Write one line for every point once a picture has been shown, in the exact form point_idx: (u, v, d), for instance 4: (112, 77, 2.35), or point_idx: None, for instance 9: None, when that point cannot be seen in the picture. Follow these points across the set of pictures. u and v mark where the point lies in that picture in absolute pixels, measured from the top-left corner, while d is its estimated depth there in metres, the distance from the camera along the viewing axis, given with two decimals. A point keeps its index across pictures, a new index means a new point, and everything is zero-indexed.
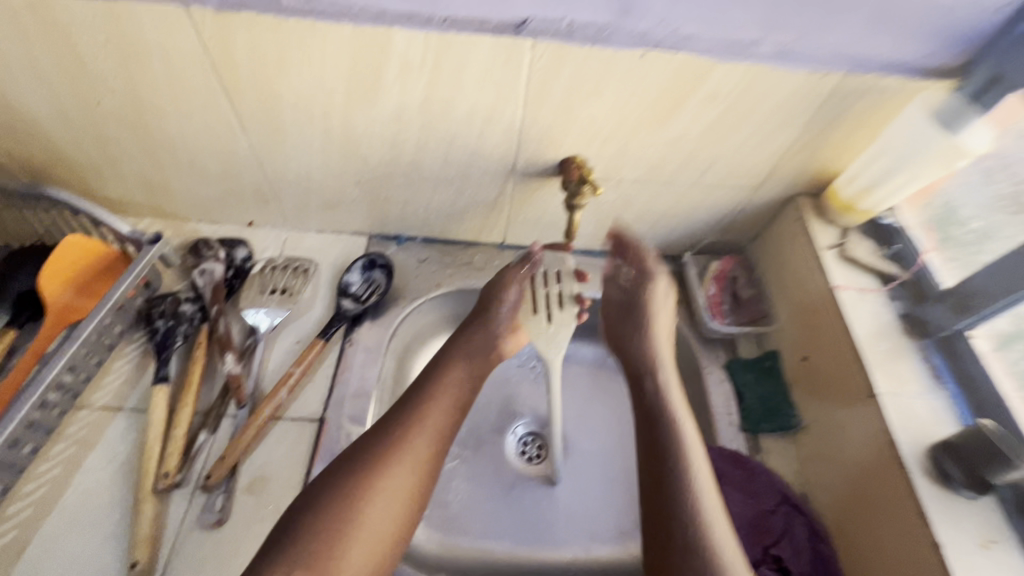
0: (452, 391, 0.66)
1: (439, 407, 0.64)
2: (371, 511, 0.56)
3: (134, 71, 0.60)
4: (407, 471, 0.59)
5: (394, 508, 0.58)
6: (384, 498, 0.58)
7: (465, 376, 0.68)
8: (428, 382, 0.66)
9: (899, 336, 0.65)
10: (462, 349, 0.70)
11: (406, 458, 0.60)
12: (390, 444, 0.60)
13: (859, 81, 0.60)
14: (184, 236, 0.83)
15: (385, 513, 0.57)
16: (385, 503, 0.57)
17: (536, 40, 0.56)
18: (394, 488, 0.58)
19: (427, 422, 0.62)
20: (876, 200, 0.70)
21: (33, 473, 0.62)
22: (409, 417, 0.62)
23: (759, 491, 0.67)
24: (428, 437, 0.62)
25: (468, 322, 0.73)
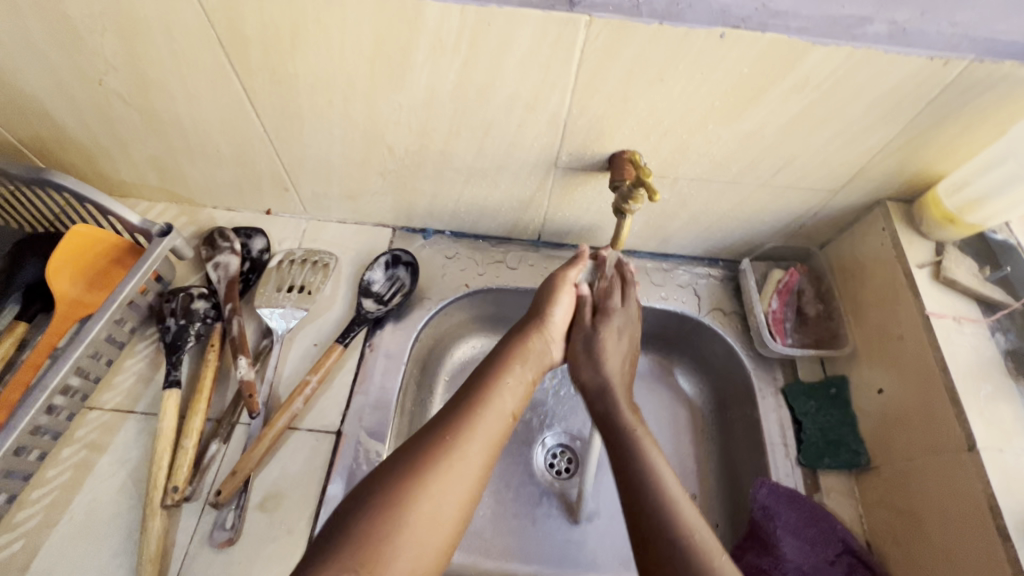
0: (512, 393, 0.57)
1: (498, 408, 0.55)
2: (419, 516, 0.46)
3: (134, 45, 0.53)
4: (463, 476, 0.49)
5: (450, 515, 0.48)
6: (435, 506, 0.47)
7: (524, 378, 0.60)
8: (485, 381, 0.57)
9: (1003, 378, 0.56)
10: (522, 348, 0.62)
11: (465, 460, 0.50)
12: (444, 444, 0.50)
13: (990, 69, 0.49)
14: (199, 224, 0.77)
15: (432, 528, 0.46)
16: (436, 510, 0.47)
17: (593, 15, 0.47)
18: (453, 487, 0.48)
19: (485, 424, 0.53)
20: (988, 213, 0.59)
21: (43, 477, 0.59)
22: (466, 417, 0.53)
23: (819, 538, 0.60)
24: (486, 444, 0.52)
25: (525, 323, 0.65)
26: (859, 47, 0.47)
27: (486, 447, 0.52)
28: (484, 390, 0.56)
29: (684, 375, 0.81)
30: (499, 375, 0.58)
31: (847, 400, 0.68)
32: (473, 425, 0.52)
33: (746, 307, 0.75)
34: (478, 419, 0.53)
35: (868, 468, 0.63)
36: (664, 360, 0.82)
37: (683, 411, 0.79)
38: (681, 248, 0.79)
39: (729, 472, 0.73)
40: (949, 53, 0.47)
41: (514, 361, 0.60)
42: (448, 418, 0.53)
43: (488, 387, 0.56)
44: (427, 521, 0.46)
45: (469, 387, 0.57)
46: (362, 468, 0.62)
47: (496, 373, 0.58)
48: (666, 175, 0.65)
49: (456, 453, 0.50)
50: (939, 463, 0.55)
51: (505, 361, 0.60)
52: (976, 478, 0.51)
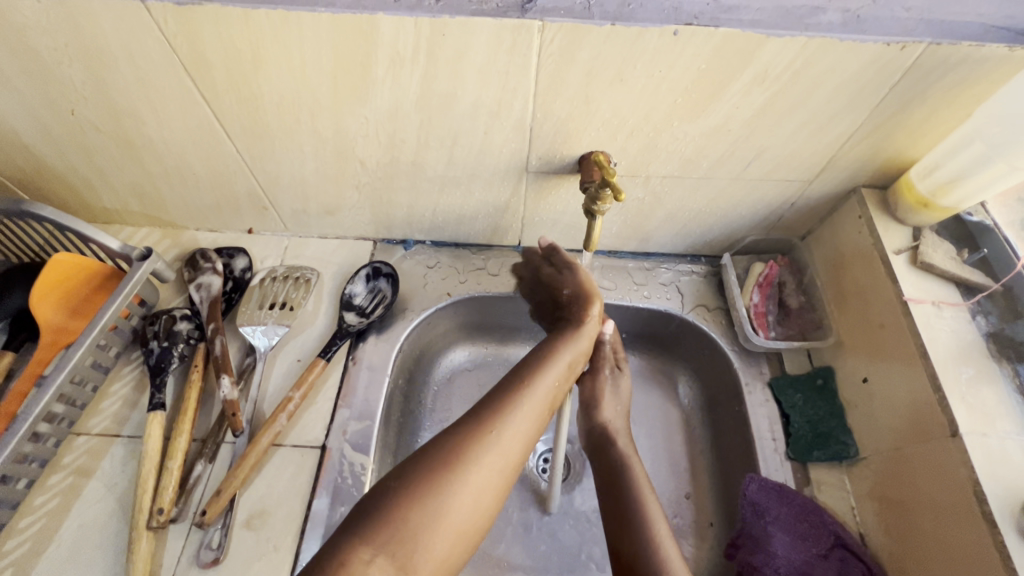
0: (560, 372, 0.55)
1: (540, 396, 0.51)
2: (472, 481, 0.44)
3: (102, 73, 0.54)
4: (510, 447, 0.47)
5: (490, 494, 0.45)
6: (482, 474, 0.45)
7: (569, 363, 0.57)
8: (535, 361, 0.55)
9: (985, 361, 0.55)
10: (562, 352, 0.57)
11: (516, 430, 0.47)
12: (496, 415, 0.48)
13: (948, 51, 0.48)
14: (183, 246, 0.78)
15: (477, 497, 0.44)
16: (486, 478, 0.45)
17: (546, 20, 0.47)
18: (491, 475, 0.45)
19: (536, 397, 0.51)
20: (961, 196, 0.59)
21: (32, 504, 0.59)
22: (516, 390, 0.51)
23: (809, 532, 0.60)
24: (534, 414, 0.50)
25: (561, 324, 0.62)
26: (813, 37, 0.47)
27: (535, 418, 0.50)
28: (535, 368, 0.54)
29: (673, 373, 0.81)
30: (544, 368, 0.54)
31: (834, 391, 0.68)
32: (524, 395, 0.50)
33: (729, 302, 0.75)
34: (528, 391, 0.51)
35: (858, 459, 0.63)
36: (652, 359, 0.82)
37: (673, 410, 0.79)
38: (661, 246, 0.79)
39: (721, 469, 0.72)
40: (904, 37, 0.47)
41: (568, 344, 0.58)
42: (500, 392, 0.50)
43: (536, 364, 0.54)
44: (476, 488, 0.44)
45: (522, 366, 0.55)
46: (347, 481, 0.62)
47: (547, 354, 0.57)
48: (637, 175, 0.65)
49: (506, 426, 0.47)
50: (927, 449, 0.54)
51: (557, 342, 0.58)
52: (961, 465, 0.50)
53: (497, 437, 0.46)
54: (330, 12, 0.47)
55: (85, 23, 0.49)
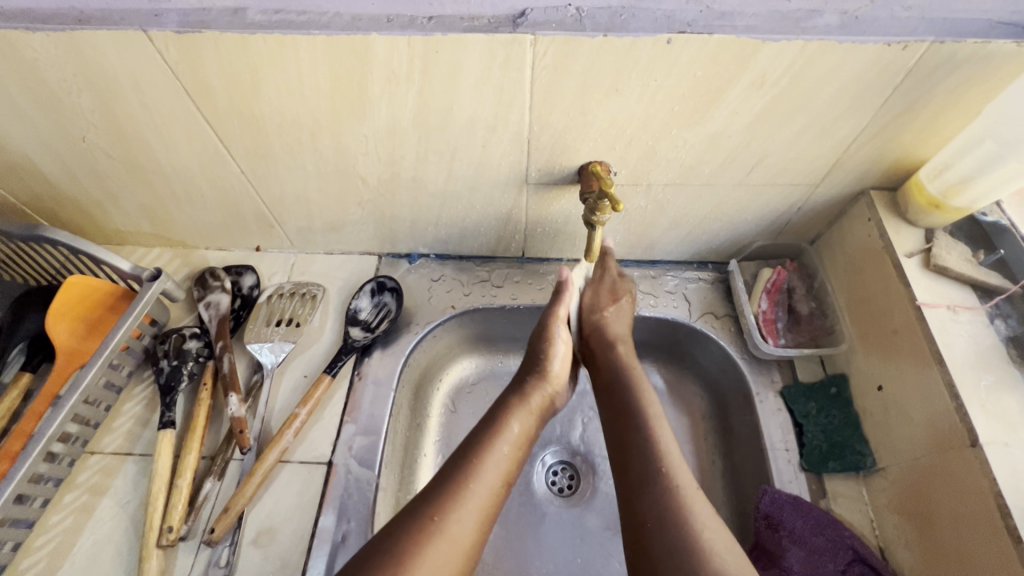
0: (524, 421, 0.58)
1: (497, 453, 0.53)
2: (440, 548, 0.46)
3: (110, 102, 0.56)
4: (476, 508, 0.49)
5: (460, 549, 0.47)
6: (447, 538, 0.46)
7: (529, 410, 0.59)
8: (493, 414, 0.58)
9: (1006, 367, 0.53)
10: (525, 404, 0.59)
11: (478, 490, 0.50)
12: (460, 479, 0.50)
13: (953, 49, 0.47)
14: (193, 266, 0.80)
15: (447, 566, 0.45)
16: (452, 543, 0.46)
17: (537, 34, 0.47)
18: (456, 533, 0.47)
19: (499, 456, 0.53)
20: (974, 195, 0.57)
21: (47, 522, 0.61)
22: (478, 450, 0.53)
23: (827, 547, 0.57)
24: (497, 472, 0.52)
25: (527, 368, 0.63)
26: (811, 40, 0.47)
27: (500, 476, 0.52)
28: (498, 422, 0.57)
29: (682, 382, 0.79)
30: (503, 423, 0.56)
31: (848, 399, 0.66)
32: (486, 453, 0.53)
33: (737, 310, 0.74)
34: (489, 450, 0.53)
35: (875, 470, 0.61)
36: (661, 368, 0.81)
37: (683, 420, 0.77)
38: (667, 253, 0.78)
39: (734, 482, 0.70)
40: (906, 37, 0.46)
41: (533, 389, 0.61)
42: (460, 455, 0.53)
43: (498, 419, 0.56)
44: (443, 555, 0.45)
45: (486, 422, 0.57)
46: (353, 498, 0.62)
47: (509, 403, 0.59)
48: (638, 184, 0.64)
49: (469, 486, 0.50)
50: (945, 460, 0.52)
51: (521, 393, 0.60)
52: (982, 476, 0.48)
53: (462, 501, 0.49)
54: (324, 34, 0.48)
55: (90, 53, 0.51)
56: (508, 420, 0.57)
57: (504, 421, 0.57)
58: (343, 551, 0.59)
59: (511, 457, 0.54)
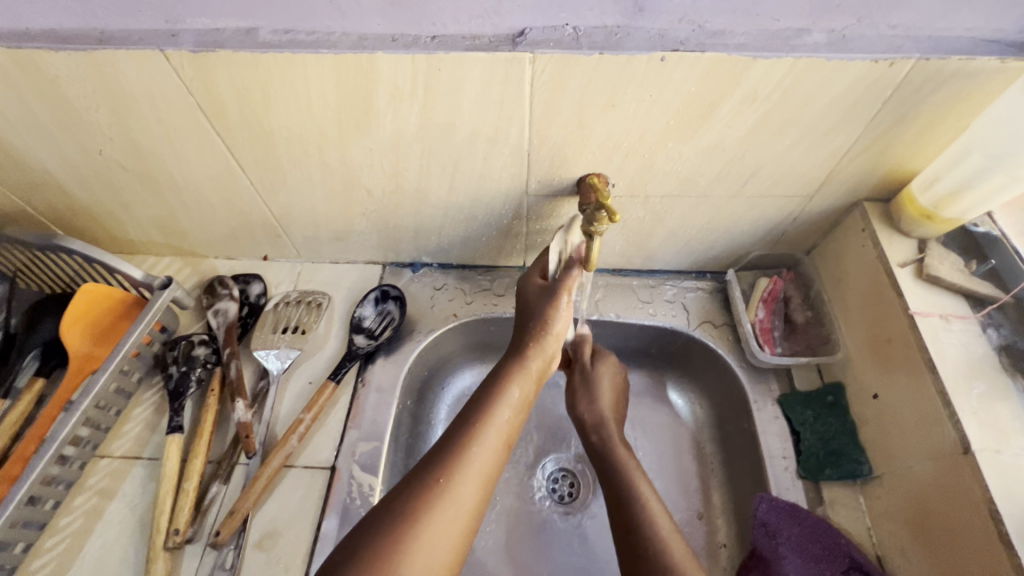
0: (523, 387, 0.57)
1: (500, 421, 0.53)
2: (447, 510, 0.46)
3: (127, 117, 0.58)
4: (479, 473, 0.49)
5: (465, 521, 0.47)
6: (455, 502, 0.47)
7: (529, 372, 0.59)
8: (492, 379, 0.57)
9: (998, 375, 0.54)
10: (525, 371, 0.58)
11: (484, 453, 0.50)
12: (466, 442, 0.50)
13: (939, 65, 0.49)
14: (202, 275, 0.82)
15: (453, 533, 0.46)
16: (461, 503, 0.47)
17: (536, 52, 0.49)
18: (462, 496, 0.47)
19: (500, 419, 0.53)
20: (963, 207, 0.58)
21: (57, 525, 0.62)
22: (480, 415, 0.53)
23: (823, 555, 0.58)
24: (498, 433, 0.52)
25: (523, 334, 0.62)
26: (800, 57, 0.48)
27: (501, 439, 0.53)
28: (496, 388, 0.56)
29: (682, 391, 0.80)
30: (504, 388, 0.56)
31: (845, 407, 0.67)
32: (490, 416, 0.53)
33: (735, 319, 0.75)
34: (491, 415, 0.53)
35: (872, 478, 0.61)
36: (661, 376, 0.82)
37: (682, 428, 0.78)
38: (665, 263, 0.79)
39: (731, 490, 0.71)
40: (892, 54, 0.48)
41: (530, 355, 0.60)
42: (463, 420, 0.52)
43: (499, 384, 0.56)
44: (451, 515, 0.46)
45: (484, 387, 0.56)
46: (355, 502, 0.63)
47: (510, 368, 0.58)
48: (636, 196, 0.66)
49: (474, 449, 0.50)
50: (939, 466, 0.52)
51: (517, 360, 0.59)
52: (975, 483, 0.48)
53: (466, 461, 0.49)
54: (332, 53, 0.50)
55: (109, 71, 0.53)
56: (508, 385, 0.56)
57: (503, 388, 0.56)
58: None
59: (510, 421, 0.54)
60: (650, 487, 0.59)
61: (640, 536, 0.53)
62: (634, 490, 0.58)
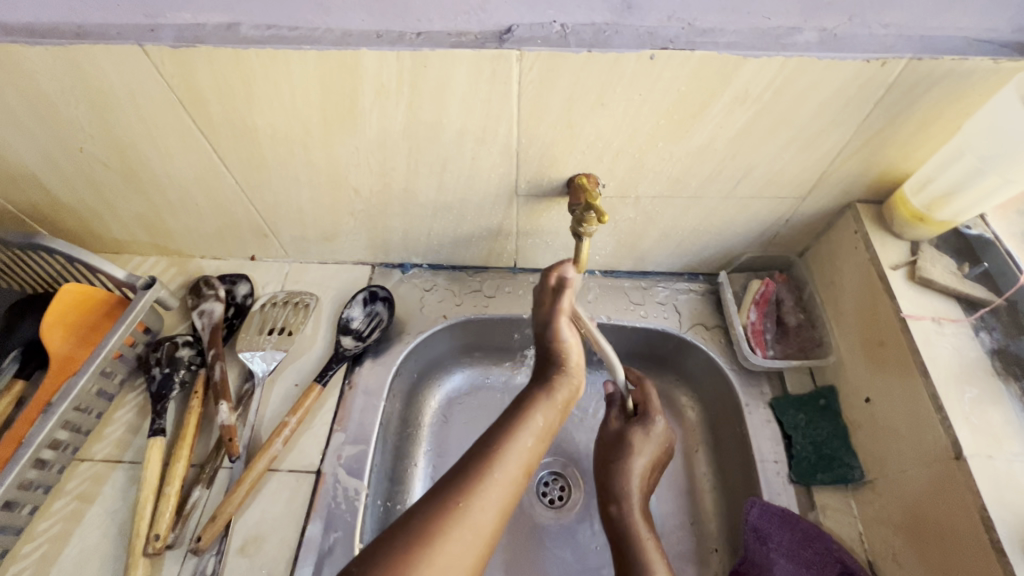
0: (549, 413, 0.53)
1: (523, 448, 0.49)
2: (461, 536, 0.41)
3: (107, 114, 0.57)
4: (498, 501, 0.44)
5: (476, 551, 0.42)
6: (471, 529, 0.42)
7: (556, 400, 0.54)
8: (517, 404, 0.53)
9: (991, 379, 0.53)
10: (550, 394, 0.54)
11: (505, 479, 0.46)
12: (485, 463, 0.46)
13: (932, 65, 0.48)
14: (188, 275, 0.81)
15: (462, 559, 0.41)
16: (477, 528, 0.42)
17: (523, 49, 0.48)
18: (479, 524, 0.42)
19: (522, 445, 0.49)
20: (956, 209, 0.58)
21: (35, 530, 0.61)
22: (502, 439, 0.48)
23: (814, 560, 0.58)
24: (523, 459, 0.48)
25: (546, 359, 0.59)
26: (791, 56, 0.47)
27: (525, 465, 0.48)
28: (521, 412, 0.52)
29: (674, 393, 0.79)
30: (529, 413, 0.51)
31: (837, 411, 0.66)
32: (514, 440, 0.48)
33: (727, 321, 0.74)
34: (515, 441, 0.49)
35: (864, 482, 0.60)
36: (653, 378, 0.81)
37: (673, 432, 0.77)
38: (658, 265, 0.78)
39: (723, 494, 0.70)
40: (884, 53, 0.47)
41: (557, 380, 0.56)
42: (482, 443, 0.48)
43: (524, 407, 0.52)
44: (464, 543, 0.41)
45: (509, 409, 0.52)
46: (341, 506, 0.62)
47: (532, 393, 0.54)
48: (626, 196, 0.65)
49: (495, 475, 0.45)
50: (931, 472, 0.52)
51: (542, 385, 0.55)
52: (966, 488, 0.48)
53: (488, 486, 0.44)
54: (315, 49, 0.49)
55: (89, 67, 0.52)
56: (532, 410, 0.51)
57: (527, 412, 0.52)
58: (329, 560, 0.59)
59: (534, 449, 0.49)
60: (660, 557, 0.57)
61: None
62: (644, 559, 0.56)
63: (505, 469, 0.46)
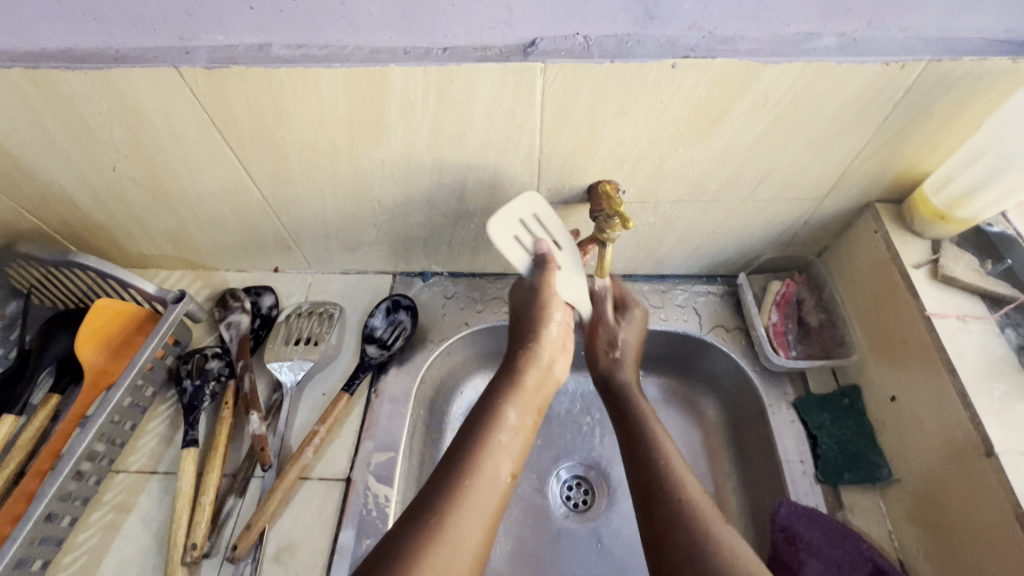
0: (524, 399, 0.58)
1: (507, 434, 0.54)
2: (467, 519, 0.47)
3: (141, 133, 0.59)
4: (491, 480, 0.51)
5: (483, 526, 0.48)
6: (474, 507, 0.48)
7: (528, 384, 0.59)
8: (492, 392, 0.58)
9: (1019, 376, 0.54)
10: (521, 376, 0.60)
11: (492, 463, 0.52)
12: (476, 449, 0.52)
13: (951, 66, 0.49)
14: (213, 288, 0.82)
15: (472, 533, 0.47)
16: (478, 516, 0.48)
17: (547, 61, 0.49)
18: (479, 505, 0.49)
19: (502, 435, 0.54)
20: (977, 207, 0.58)
21: (74, 541, 0.62)
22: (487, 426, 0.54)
23: (845, 560, 0.57)
24: (506, 442, 0.54)
25: (522, 338, 0.63)
26: (811, 61, 0.48)
27: (510, 447, 0.54)
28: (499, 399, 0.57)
29: (695, 396, 0.80)
30: (507, 401, 0.57)
31: (862, 410, 0.67)
32: (496, 429, 0.54)
33: (747, 322, 0.75)
34: (497, 424, 0.55)
35: (891, 481, 0.61)
36: (674, 381, 0.81)
37: (697, 433, 0.78)
38: (676, 268, 0.79)
39: (749, 495, 0.70)
40: (903, 56, 0.48)
41: (526, 366, 0.60)
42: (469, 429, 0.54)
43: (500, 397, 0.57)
44: (470, 523, 0.47)
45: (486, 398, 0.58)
46: (372, 514, 0.63)
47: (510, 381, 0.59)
48: (646, 201, 0.66)
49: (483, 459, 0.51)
50: (961, 470, 0.52)
51: (503, 396, 0.57)
52: (999, 485, 0.48)
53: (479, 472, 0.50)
54: (344, 65, 0.51)
55: (125, 89, 0.54)
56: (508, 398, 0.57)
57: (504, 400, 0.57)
58: None
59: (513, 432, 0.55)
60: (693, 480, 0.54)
61: (672, 525, 0.50)
62: (667, 473, 0.55)
63: (478, 479, 0.50)
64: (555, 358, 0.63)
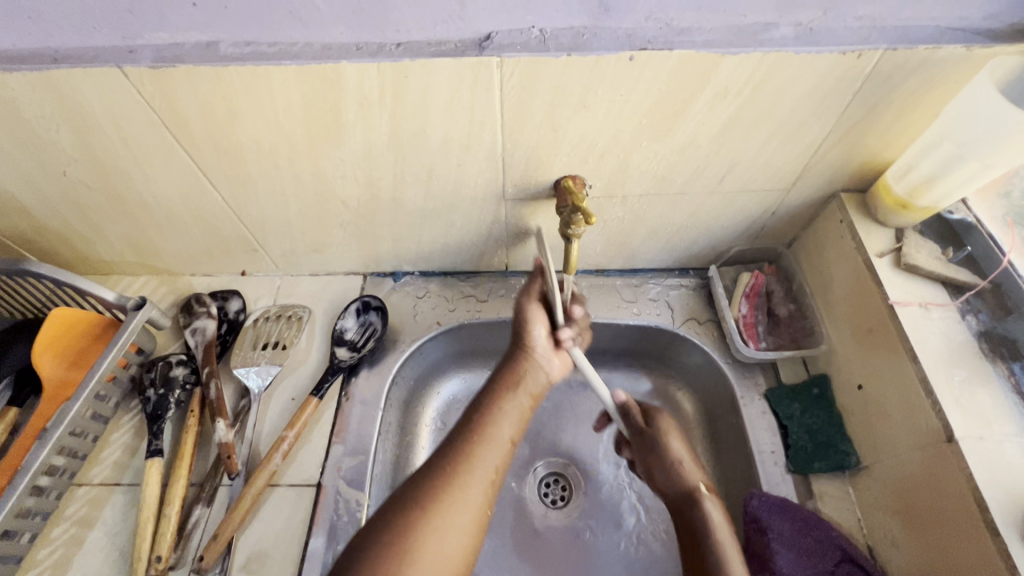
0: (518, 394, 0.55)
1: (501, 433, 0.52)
2: (456, 511, 0.45)
3: (90, 137, 0.57)
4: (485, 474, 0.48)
5: (471, 522, 0.46)
6: (463, 501, 0.46)
7: (523, 384, 0.56)
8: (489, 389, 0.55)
9: (979, 362, 0.54)
10: (515, 375, 0.56)
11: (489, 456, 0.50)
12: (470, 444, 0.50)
13: (906, 55, 0.49)
14: (178, 294, 0.80)
15: (459, 534, 0.44)
16: (470, 505, 0.46)
17: (503, 56, 0.48)
18: (471, 498, 0.46)
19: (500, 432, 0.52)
20: (937, 195, 0.58)
21: (35, 558, 0.60)
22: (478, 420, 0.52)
23: (815, 548, 0.58)
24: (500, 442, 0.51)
25: (513, 346, 0.60)
26: (768, 51, 0.48)
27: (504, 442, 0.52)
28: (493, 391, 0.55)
29: (670, 389, 0.80)
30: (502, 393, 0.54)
31: (831, 399, 0.67)
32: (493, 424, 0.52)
33: (719, 315, 0.75)
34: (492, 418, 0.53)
35: (860, 469, 0.61)
36: (648, 375, 0.81)
37: None
38: (648, 262, 0.79)
39: (723, 487, 0.71)
40: (860, 45, 0.48)
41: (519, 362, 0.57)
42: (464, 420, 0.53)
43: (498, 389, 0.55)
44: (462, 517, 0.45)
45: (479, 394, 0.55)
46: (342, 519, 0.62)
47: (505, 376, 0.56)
48: (614, 195, 0.65)
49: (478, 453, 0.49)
50: (926, 457, 0.52)
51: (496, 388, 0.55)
52: (959, 470, 0.49)
53: (469, 464, 0.48)
54: (295, 62, 0.49)
55: (68, 91, 0.52)
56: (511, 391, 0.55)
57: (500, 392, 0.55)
58: None
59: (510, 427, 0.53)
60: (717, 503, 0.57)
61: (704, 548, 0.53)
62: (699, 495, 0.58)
63: (473, 477, 0.47)
64: (551, 361, 0.59)
